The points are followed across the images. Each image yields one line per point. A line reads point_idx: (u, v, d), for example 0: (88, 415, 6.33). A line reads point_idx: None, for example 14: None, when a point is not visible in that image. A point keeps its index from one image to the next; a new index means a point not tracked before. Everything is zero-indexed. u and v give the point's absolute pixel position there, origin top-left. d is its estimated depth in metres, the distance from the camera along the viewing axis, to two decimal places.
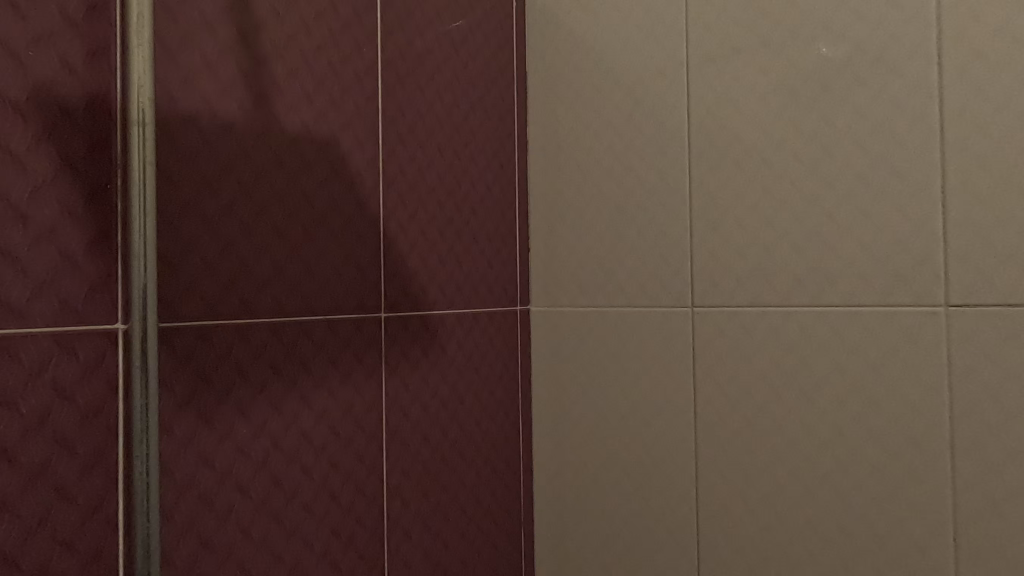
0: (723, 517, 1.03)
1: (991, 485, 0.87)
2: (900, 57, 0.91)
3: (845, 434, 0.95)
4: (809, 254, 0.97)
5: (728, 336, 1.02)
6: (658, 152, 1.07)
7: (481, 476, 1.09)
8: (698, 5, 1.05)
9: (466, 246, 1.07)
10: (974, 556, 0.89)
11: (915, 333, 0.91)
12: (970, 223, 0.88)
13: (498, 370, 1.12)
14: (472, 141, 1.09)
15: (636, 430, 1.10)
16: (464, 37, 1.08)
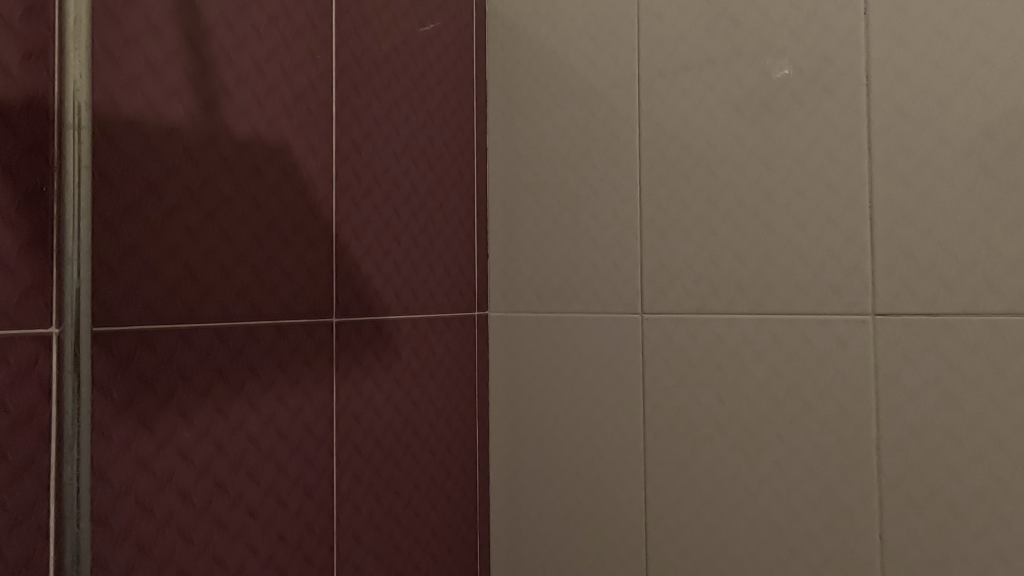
0: (669, 518, 1.01)
1: (912, 486, 0.86)
2: (833, 79, 0.91)
3: (783, 438, 0.94)
4: (750, 265, 0.96)
5: (675, 343, 1.00)
6: (612, 161, 1.06)
7: (436, 480, 1.06)
8: (646, 21, 1.04)
9: (423, 255, 1.04)
10: (896, 557, 0.87)
11: (846, 341, 0.90)
12: (894, 236, 0.87)
13: (455, 378, 1.10)
14: (430, 149, 1.06)
15: (579, 439, 1.08)
16: (423, 46, 1.05)
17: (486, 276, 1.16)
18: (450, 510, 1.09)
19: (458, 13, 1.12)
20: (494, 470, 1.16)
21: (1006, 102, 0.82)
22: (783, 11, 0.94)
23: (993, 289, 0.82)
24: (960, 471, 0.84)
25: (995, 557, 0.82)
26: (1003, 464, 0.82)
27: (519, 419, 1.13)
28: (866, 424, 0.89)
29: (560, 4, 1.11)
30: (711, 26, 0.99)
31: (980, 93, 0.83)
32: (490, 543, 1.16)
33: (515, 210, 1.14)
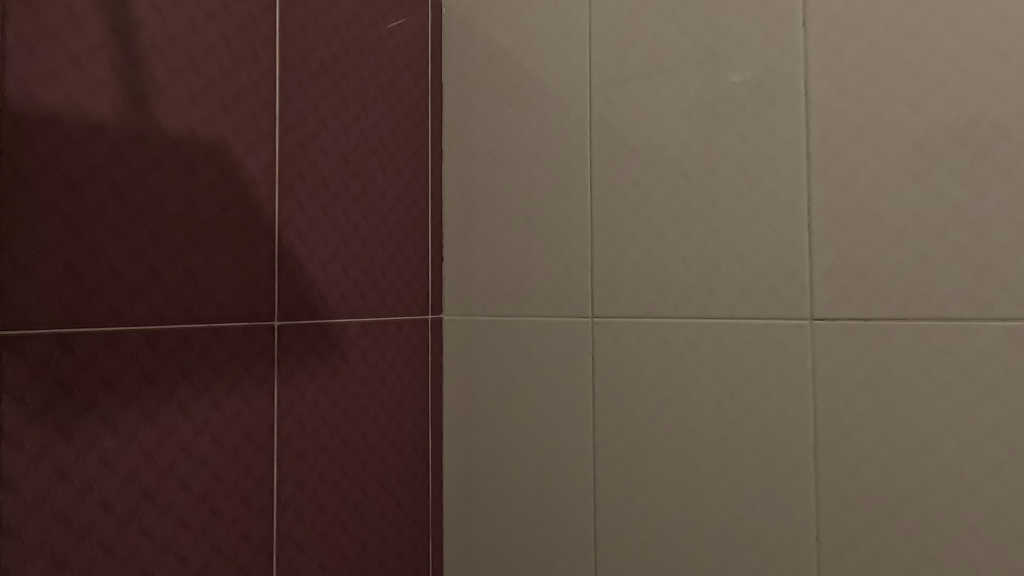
0: (618, 521, 1.01)
1: (847, 488, 0.85)
2: (774, 87, 0.90)
3: (727, 442, 0.93)
4: (695, 269, 0.95)
5: (624, 347, 1.01)
6: (564, 166, 1.06)
7: (385, 485, 1.05)
8: (598, 26, 1.04)
9: (373, 257, 1.03)
10: (831, 558, 0.86)
11: (784, 343, 0.89)
12: (831, 242, 0.86)
13: (407, 382, 1.09)
14: (381, 150, 1.05)
15: (530, 443, 1.08)
16: (374, 46, 1.04)
17: (441, 278, 1.16)
18: (400, 515, 1.07)
19: (411, 14, 1.11)
20: (448, 473, 1.16)
21: (934, 113, 0.80)
22: (728, 18, 0.94)
23: (923, 296, 0.81)
24: (890, 472, 0.83)
25: (923, 556, 0.81)
26: (931, 467, 0.80)
27: (474, 423, 1.13)
28: (805, 427, 0.87)
29: (514, 8, 1.11)
30: (660, 32, 0.99)
31: (908, 104, 0.82)
32: (444, 547, 1.16)
33: (471, 213, 1.14)
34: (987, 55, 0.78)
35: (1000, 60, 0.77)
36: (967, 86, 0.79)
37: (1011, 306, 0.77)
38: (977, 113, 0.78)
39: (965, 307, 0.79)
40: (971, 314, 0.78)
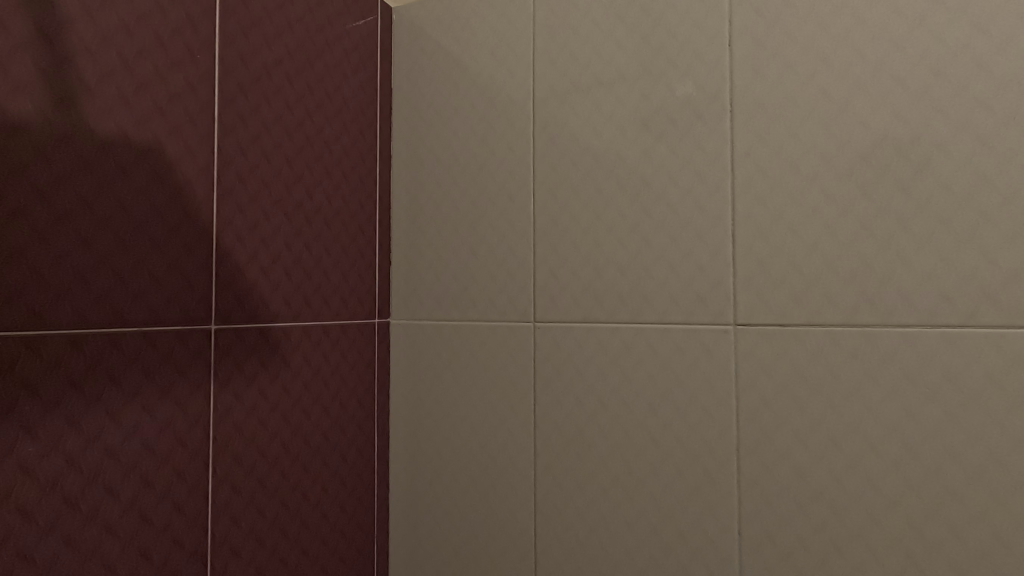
0: (557, 521, 1.03)
1: (765, 485, 0.88)
2: (702, 103, 0.93)
3: (657, 442, 0.96)
4: (630, 276, 0.98)
5: (564, 350, 1.03)
6: (508, 174, 1.08)
7: (328, 489, 1.05)
8: (541, 39, 1.06)
9: (317, 261, 1.03)
10: (751, 552, 0.89)
11: (711, 348, 0.92)
12: (751, 252, 0.89)
13: (351, 386, 1.10)
14: (327, 155, 1.05)
15: (475, 446, 1.10)
16: (320, 51, 1.05)
17: (388, 283, 1.18)
18: (343, 520, 1.08)
19: (359, 21, 1.12)
20: (394, 476, 1.17)
21: (843, 133, 0.84)
22: (662, 36, 0.97)
23: (833, 304, 0.84)
24: (804, 469, 0.86)
25: (831, 547, 0.84)
26: (840, 464, 0.84)
27: (419, 427, 1.15)
28: (728, 427, 0.91)
29: (462, 18, 1.13)
30: (599, 47, 1.02)
31: (821, 124, 0.85)
32: (389, 550, 1.18)
33: (419, 219, 1.16)
34: (888, 81, 0.82)
35: (899, 87, 0.81)
36: (872, 109, 0.83)
37: (907, 313, 0.80)
38: (880, 134, 0.82)
39: (869, 314, 0.82)
40: (874, 321, 0.82)
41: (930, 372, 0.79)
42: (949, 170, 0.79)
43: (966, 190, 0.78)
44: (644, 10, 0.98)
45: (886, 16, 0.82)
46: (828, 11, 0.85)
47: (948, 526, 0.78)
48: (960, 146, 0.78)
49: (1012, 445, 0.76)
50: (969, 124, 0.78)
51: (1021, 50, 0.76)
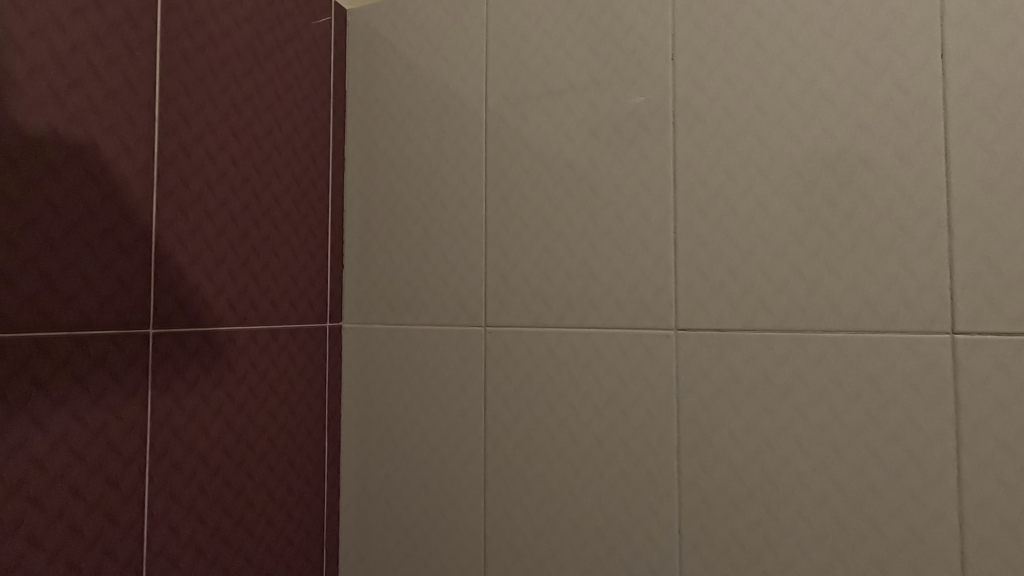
0: (504, 523, 1.04)
1: (704, 485, 0.91)
2: (647, 114, 0.96)
3: (603, 444, 0.98)
4: (577, 281, 1.00)
5: (514, 354, 1.04)
6: (461, 178, 1.09)
7: (274, 496, 1.03)
8: (494, 46, 1.07)
9: (264, 264, 1.02)
10: (690, 550, 0.91)
11: (654, 352, 0.94)
12: (692, 259, 0.92)
13: (301, 391, 1.08)
14: (276, 157, 1.04)
15: (425, 450, 1.10)
16: (270, 51, 1.03)
17: (341, 287, 1.17)
18: (291, 527, 1.06)
19: (311, 22, 1.11)
20: (345, 482, 1.17)
21: (776, 146, 0.87)
22: (609, 48, 0.99)
23: (767, 309, 0.87)
24: (739, 468, 0.89)
25: (764, 545, 0.87)
26: (772, 464, 0.87)
27: (370, 431, 1.14)
28: (669, 429, 0.93)
29: (416, 23, 1.14)
30: (549, 56, 1.03)
31: (757, 137, 0.89)
32: (339, 556, 1.16)
33: (372, 222, 1.15)
34: (818, 99, 0.85)
35: (827, 104, 0.85)
36: (803, 124, 0.86)
37: (835, 320, 0.84)
38: (810, 148, 0.86)
39: (800, 320, 0.86)
40: (805, 326, 0.85)
41: (854, 375, 0.83)
42: (873, 183, 0.82)
43: (888, 203, 0.81)
44: (592, 22, 1.00)
45: (816, 36, 0.86)
46: (764, 30, 0.89)
47: (870, 522, 0.82)
48: (880, 160, 0.82)
49: (926, 444, 0.79)
50: (889, 140, 0.82)
51: (935, 73, 0.80)
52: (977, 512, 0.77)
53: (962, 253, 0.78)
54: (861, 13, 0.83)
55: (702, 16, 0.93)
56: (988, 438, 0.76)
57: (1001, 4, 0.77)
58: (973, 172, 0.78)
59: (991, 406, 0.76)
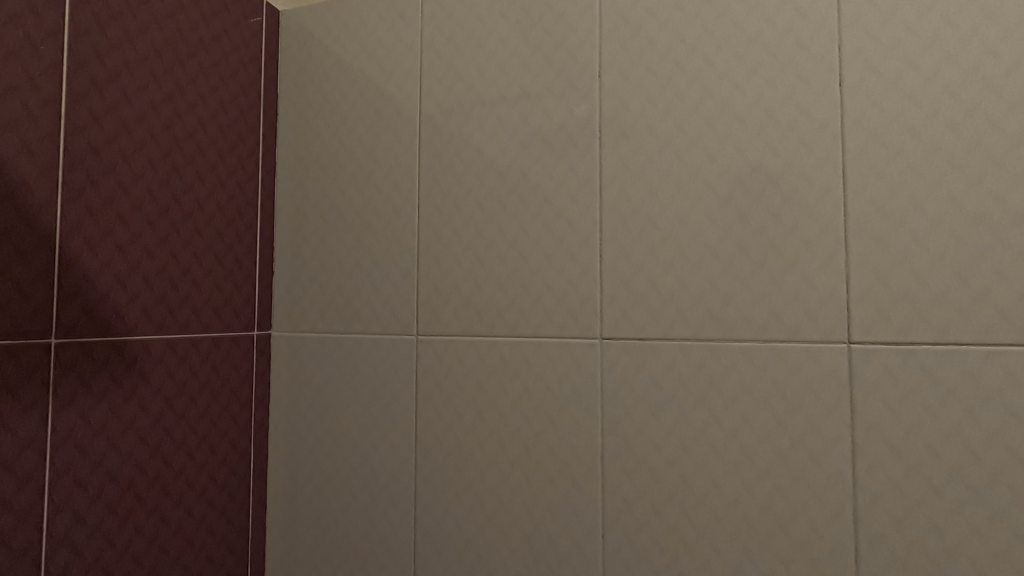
0: (433, 533, 1.04)
1: (626, 490, 0.93)
2: (575, 129, 0.98)
3: (531, 451, 0.99)
4: (508, 291, 1.01)
5: (445, 363, 1.04)
6: (394, 186, 1.09)
7: (192, 511, 1.00)
8: (427, 55, 1.08)
9: (185, 271, 0.99)
10: (613, 554, 0.94)
11: (580, 361, 0.97)
12: (617, 270, 0.95)
13: (224, 402, 1.06)
14: (200, 160, 1.01)
15: (356, 460, 1.09)
16: (193, 50, 1.01)
17: (269, 295, 1.15)
18: (211, 544, 1.03)
19: (240, 22, 1.09)
20: (273, 495, 1.14)
21: (694, 164, 0.92)
22: (540, 62, 1.01)
23: (684, 320, 0.91)
24: (659, 473, 0.92)
25: (681, 546, 0.90)
26: (688, 468, 0.90)
27: (299, 442, 1.13)
28: (594, 436, 0.95)
29: (349, 29, 1.13)
30: (483, 68, 1.04)
31: (676, 155, 0.92)
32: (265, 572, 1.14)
33: (303, 229, 1.14)
34: (731, 120, 0.90)
35: (740, 125, 0.89)
36: (718, 143, 0.90)
37: (747, 330, 0.88)
38: (724, 166, 0.90)
39: (715, 329, 0.90)
40: (719, 335, 0.89)
41: (762, 383, 0.87)
42: (780, 201, 0.87)
43: (793, 220, 0.86)
44: (524, 37, 1.02)
45: (730, 60, 0.90)
46: (684, 52, 0.93)
47: (777, 522, 0.86)
48: (786, 179, 0.87)
49: (827, 446, 0.84)
50: (794, 161, 0.87)
51: (834, 100, 0.85)
52: (869, 508, 0.82)
53: (857, 268, 0.83)
54: (770, 41, 0.89)
55: (627, 36, 0.96)
56: (879, 440, 0.82)
57: (891, 39, 0.83)
58: (867, 192, 0.83)
59: (882, 410, 0.82)
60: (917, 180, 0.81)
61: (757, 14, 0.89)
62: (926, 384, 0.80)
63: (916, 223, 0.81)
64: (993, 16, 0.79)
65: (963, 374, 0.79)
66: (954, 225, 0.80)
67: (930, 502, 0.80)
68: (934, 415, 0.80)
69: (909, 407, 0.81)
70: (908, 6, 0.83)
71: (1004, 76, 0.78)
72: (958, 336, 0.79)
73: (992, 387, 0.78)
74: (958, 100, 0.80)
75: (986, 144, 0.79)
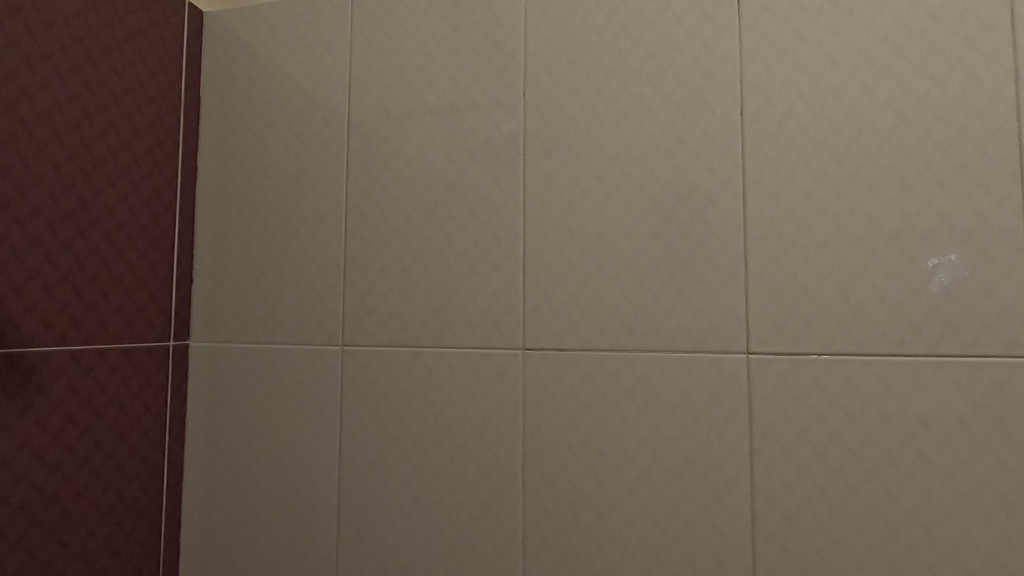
0: (356, 546, 1.03)
1: (546, 497, 0.96)
2: (500, 145, 1.01)
3: (455, 460, 1.00)
4: (434, 302, 1.03)
5: (370, 374, 1.05)
6: (320, 196, 1.08)
7: (95, 530, 0.96)
8: (356, 66, 1.09)
9: (91, 278, 0.95)
10: (533, 560, 0.96)
11: (503, 371, 0.99)
12: (539, 283, 0.98)
13: (135, 414, 1.02)
14: (110, 164, 0.98)
15: (277, 473, 1.07)
16: (105, 50, 0.98)
17: (188, 305, 1.13)
18: (117, 565, 0.99)
19: (158, 24, 1.07)
20: (189, 511, 1.11)
21: (611, 183, 0.96)
22: (467, 79, 1.03)
23: (601, 331, 0.95)
24: (576, 479, 0.95)
25: (596, 550, 0.94)
26: (604, 473, 0.94)
27: (218, 456, 1.10)
28: (516, 445, 0.98)
29: (276, 36, 1.13)
30: (411, 82, 1.06)
31: (595, 174, 0.97)
32: None
33: (226, 237, 1.12)
34: (645, 142, 0.95)
35: (652, 147, 0.95)
36: (633, 164, 0.95)
37: (658, 342, 0.93)
38: (638, 186, 0.95)
39: (630, 341, 0.94)
40: (633, 346, 0.94)
41: (672, 391, 0.92)
42: (688, 220, 0.93)
43: (700, 238, 0.92)
44: (452, 53, 1.04)
45: (645, 86, 0.96)
46: (602, 77, 0.98)
47: (684, 524, 0.91)
48: (693, 200, 0.93)
49: (729, 450, 0.89)
50: (701, 183, 0.93)
51: (736, 127, 0.92)
52: (765, 508, 0.88)
53: (755, 284, 0.90)
54: (679, 69, 0.94)
55: (550, 58, 1.00)
56: (773, 444, 0.88)
57: (785, 74, 0.90)
58: (764, 213, 0.90)
59: (777, 416, 0.88)
60: (807, 204, 0.88)
61: (668, 43, 0.95)
62: (815, 392, 0.87)
63: (807, 243, 0.88)
64: (872, 58, 0.87)
65: (846, 382, 0.86)
66: (839, 246, 0.87)
67: (818, 501, 0.86)
68: (822, 420, 0.87)
69: (802, 413, 0.87)
70: (800, 43, 0.90)
71: (880, 113, 0.87)
72: (841, 346, 0.86)
73: (870, 394, 0.85)
74: (841, 133, 0.88)
75: (865, 173, 0.87)
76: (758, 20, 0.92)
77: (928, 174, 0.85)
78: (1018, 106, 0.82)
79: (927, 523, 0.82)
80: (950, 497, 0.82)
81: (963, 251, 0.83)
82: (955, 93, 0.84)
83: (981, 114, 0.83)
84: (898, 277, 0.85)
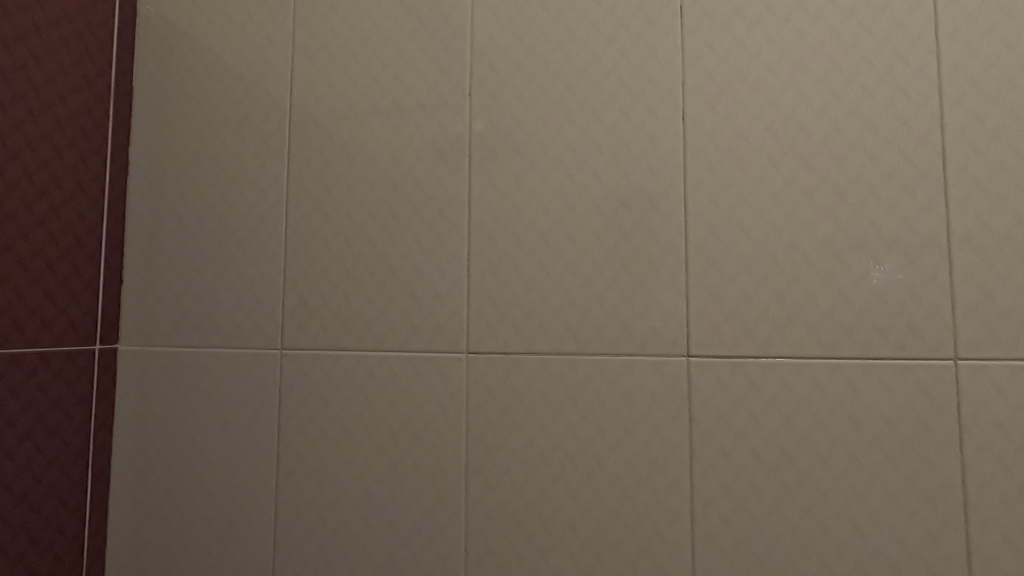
0: (292, 557, 1.00)
1: (490, 503, 0.95)
2: (446, 145, 0.99)
3: (397, 467, 0.98)
4: (376, 305, 1.00)
5: (309, 379, 1.01)
6: (259, 194, 1.04)
7: (8, 550, 0.88)
8: (298, 61, 1.05)
9: (5, 277, 0.87)
10: (475, 567, 0.94)
11: (448, 375, 0.97)
12: (484, 285, 0.97)
13: (54, 424, 0.95)
14: (28, 154, 0.91)
15: (211, 483, 1.02)
16: (25, 32, 0.90)
17: (117, 306, 1.07)
18: None
19: (86, 9, 1.01)
20: (116, 525, 1.05)
21: (556, 186, 0.96)
22: (413, 77, 1.01)
23: (546, 334, 0.95)
24: (520, 484, 0.94)
25: (539, 556, 0.93)
26: (546, 478, 0.93)
27: (149, 466, 1.05)
28: (460, 450, 0.96)
29: (214, 27, 1.08)
30: (355, 78, 1.03)
31: (540, 176, 0.96)
32: None
33: (159, 236, 1.07)
34: (590, 145, 0.95)
35: (597, 151, 0.95)
36: (578, 167, 0.95)
37: (602, 345, 0.93)
38: (583, 189, 0.95)
39: (574, 344, 0.94)
40: (577, 349, 0.93)
41: (615, 395, 0.92)
42: (631, 224, 0.93)
43: (643, 241, 0.92)
44: (397, 50, 1.02)
45: (590, 89, 0.96)
46: (548, 79, 0.97)
47: (626, 527, 0.91)
48: (637, 204, 0.93)
49: (669, 453, 0.90)
50: (645, 187, 0.93)
51: (678, 132, 0.93)
52: (704, 510, 0.89)
53: (696, 287, 0.90)
54: (624, 74, 0.95)
55: (496, 58, 0.99)
56: (713, 446, 0.89)
57: (726, 81, 0.92)
58: (704, 218, 0.91)
59: (716, 418, 0.89)
60: (744, 209, 0.90)
61: (613, 47, 0.96)
62: (752, 394, 0.88)
63: (745, 248, 0.89)
64: (807, 67, 0.90)
65: (783, 385, 0.88)
66: (775, 251, 0.89)
67: (754, 502, 0.88)
68: (758, 422, 0.88)
69: (739, 415, 0.89)
70: (740, 51, 0.92)
71: (815, 121, 0.89)
72: (778, 350, 0.88)
73: (804, 396, 0.87)
74: (778, 140, 0.90)
75: (800, 180, 0.89)
76: (700, 27, 0.93)
77: (859, 182, 0.87)
78: (941, 119, 0.86)
79: (857, 521, 0.85)
80: (878, 496, 0.85)
81: (892, 257, 0.86)
82: (884, 104, 0.87)
83: (908, 125, 0.87)
84: (831, 282, 0.87)
